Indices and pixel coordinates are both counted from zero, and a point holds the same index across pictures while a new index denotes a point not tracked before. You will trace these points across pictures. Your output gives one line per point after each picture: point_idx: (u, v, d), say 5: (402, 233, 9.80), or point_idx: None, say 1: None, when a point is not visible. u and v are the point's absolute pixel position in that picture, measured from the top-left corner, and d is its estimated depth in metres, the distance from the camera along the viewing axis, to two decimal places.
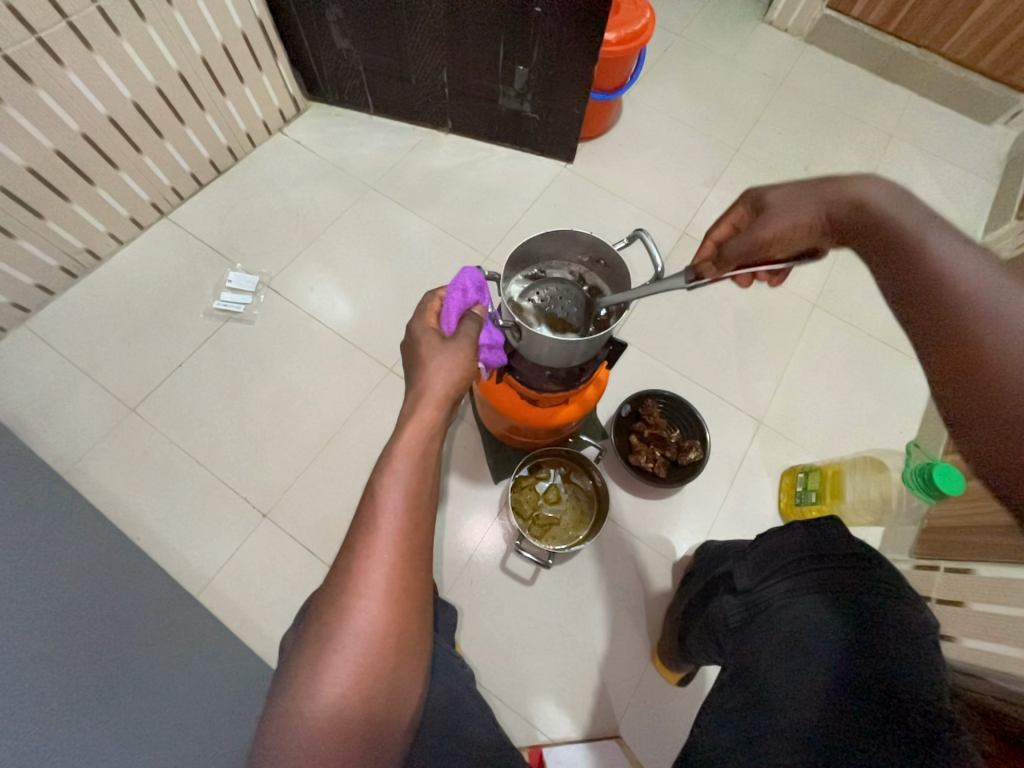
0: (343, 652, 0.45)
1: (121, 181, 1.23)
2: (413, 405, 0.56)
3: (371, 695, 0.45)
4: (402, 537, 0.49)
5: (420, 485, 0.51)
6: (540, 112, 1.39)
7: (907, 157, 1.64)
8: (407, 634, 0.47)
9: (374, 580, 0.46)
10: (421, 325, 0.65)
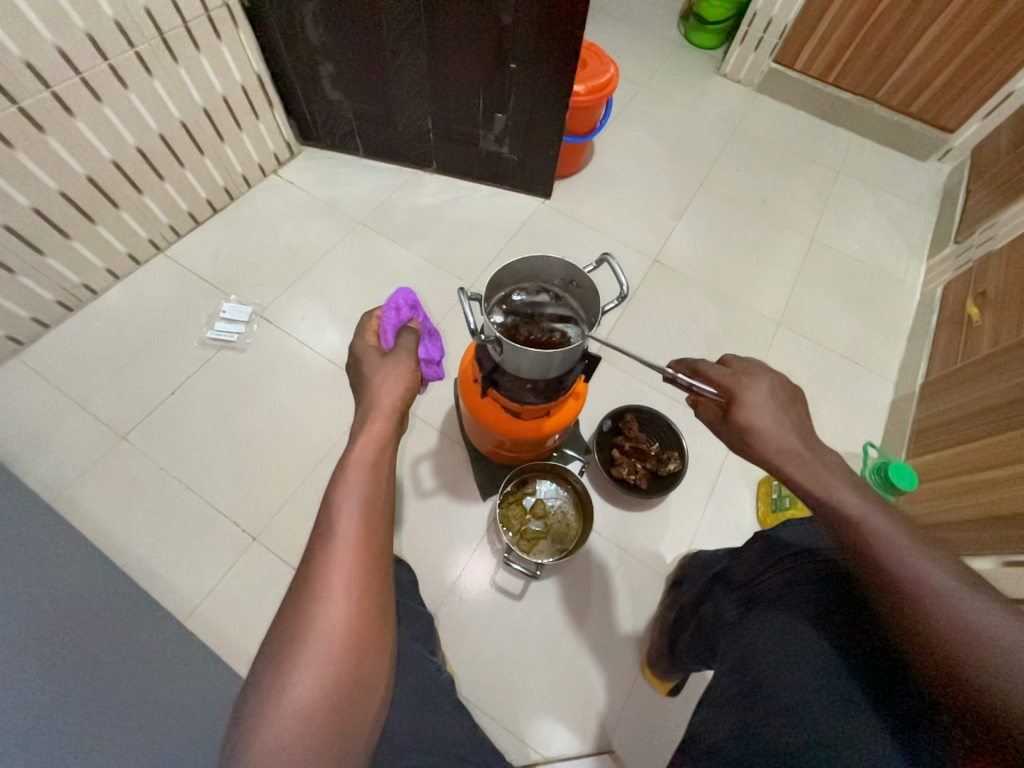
0: (307, 654, 0.45)
1: (121, 219, 1.29)
2: (364, 417, 0.62)
3: (338, 699, 0.44)
4: (361, 536, 0.50)
5: (374, 488, 0.55)
6: (518, 154, 1.51)
7: (853, 190, 1.80)
8: (371, 633, 0.48)
9: (336, 583, 0.47)
10: (362, 343, 0.73)
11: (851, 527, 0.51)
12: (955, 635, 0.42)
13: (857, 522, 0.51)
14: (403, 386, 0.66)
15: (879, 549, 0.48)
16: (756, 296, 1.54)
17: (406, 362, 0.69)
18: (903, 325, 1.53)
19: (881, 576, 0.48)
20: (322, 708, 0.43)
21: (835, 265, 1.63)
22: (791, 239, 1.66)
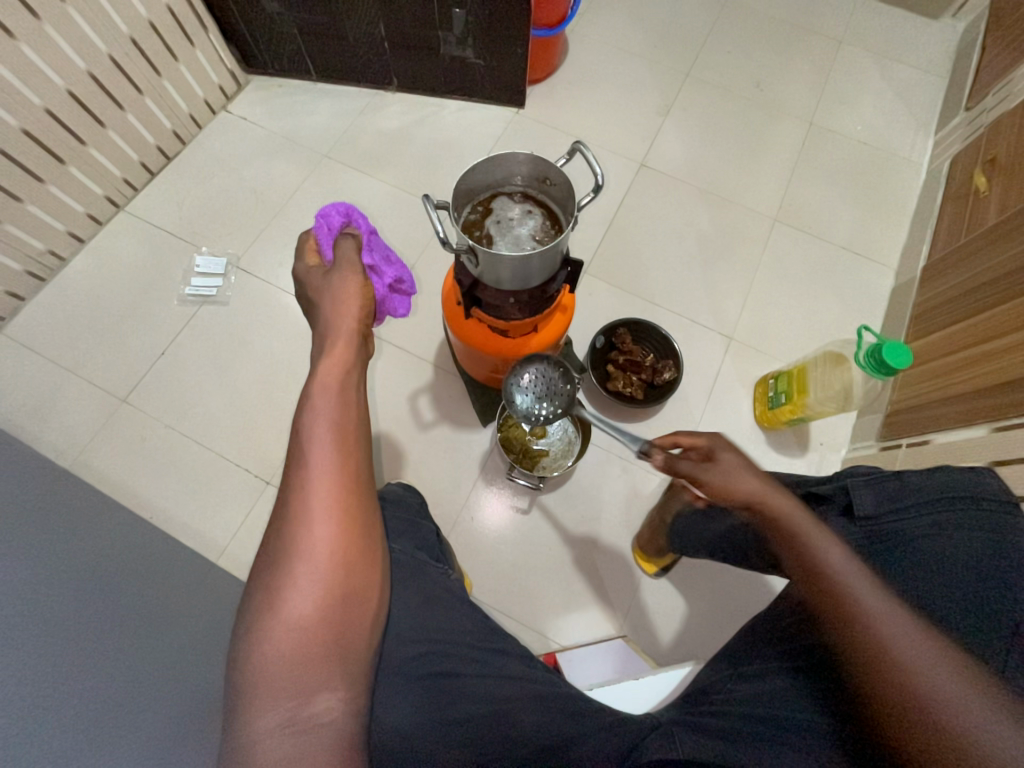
0: (300, 570, 0.50)
1: (71, 176, 1.21)
2: (324, 346, 0.62)
3: (333, 609, 0.50)
4: (337, 458, 0.54)
5: (343, 416, 0.56)
6: (484, 57, 1.37)
7: (857, 62, 1.63)
8: (357, 549, 0.53)
9: (316, 506, 0.51)
10: (304, 265, 0.72)
11: (842, 597, 0.49)
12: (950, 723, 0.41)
13: (847, 590, 0.49)
14: (356, 310, 0.64)
15: (872, 624, 0.46)
16: (751, 192, 1.46)
17: (353, 281, 0.67)
18: (907, 208, 1.46)
19: (888, 664, 0.44)
20: (320, 619, 0.49)
21: (835, 150, 1.52)
22: (788, 126, 1.54)
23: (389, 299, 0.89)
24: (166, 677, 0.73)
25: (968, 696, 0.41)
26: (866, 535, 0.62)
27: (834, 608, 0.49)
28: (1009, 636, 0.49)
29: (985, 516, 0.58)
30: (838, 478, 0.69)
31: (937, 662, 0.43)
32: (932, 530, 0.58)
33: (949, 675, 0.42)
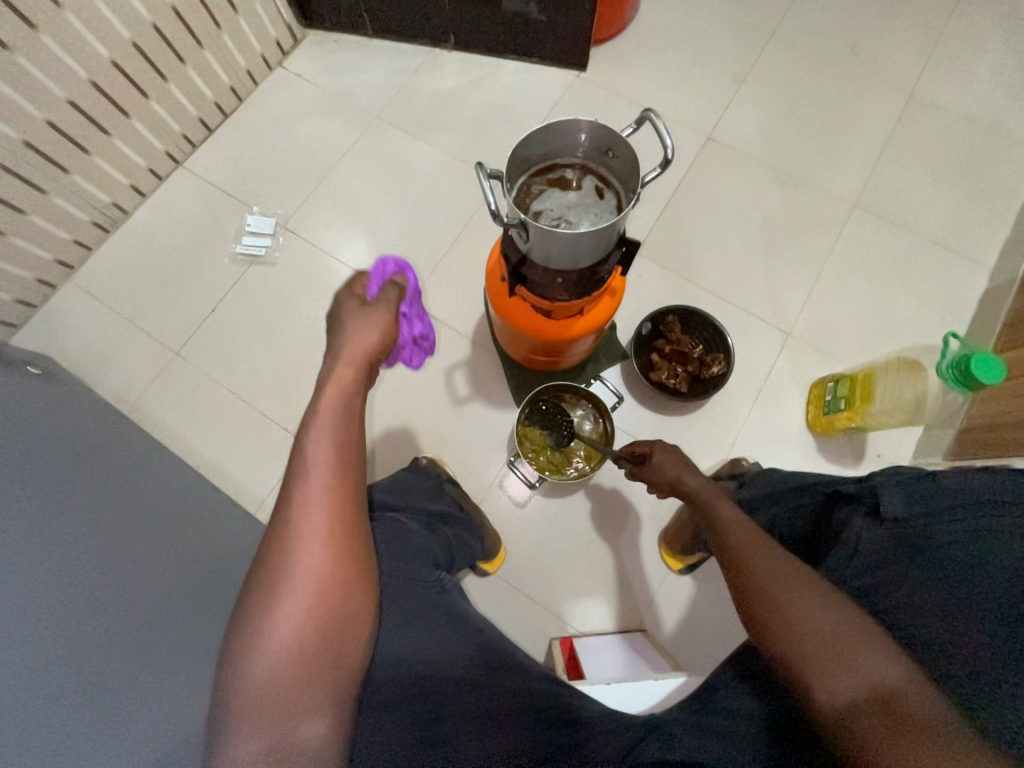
0: (297, 588, 0.50)
1: (134, 130, 1.24)
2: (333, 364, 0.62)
3: (324, 629, 0.50)
4: (335, 477, 0.54)
5: (346, 436, 0.57)
6: (547, 13, 1.28)
7: (974, 25, 1.42)
8: (352, 570, 0.53)
9: (314, 528, 0.52)
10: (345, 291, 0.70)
11: (744, 555, 0.60)
12: (816, 644, 0.49)
13: (746, 548, 0.61)
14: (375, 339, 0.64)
15: (764, 572, 0.56)
16: (830, 173, 1.32)
17: (382, 311, 0.67)
18: (1015, 201, 1.28)
19: (769, 600, 0.54)
20: (311, 633, 0.50)
21: (935, 129, 1.34)
22: (882, 99, 1.37)
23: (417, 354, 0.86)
24: (203, 620, 0.77)
25: (829, 619, 0.50)
26: (890, 535, 0.59)
27: (738, 563, 0.60)
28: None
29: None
30: (870, 480, 0.68)
31: (812, 593, 0.52)
32: (967, 535, 0.55)
33: (819, 604, 0.51)
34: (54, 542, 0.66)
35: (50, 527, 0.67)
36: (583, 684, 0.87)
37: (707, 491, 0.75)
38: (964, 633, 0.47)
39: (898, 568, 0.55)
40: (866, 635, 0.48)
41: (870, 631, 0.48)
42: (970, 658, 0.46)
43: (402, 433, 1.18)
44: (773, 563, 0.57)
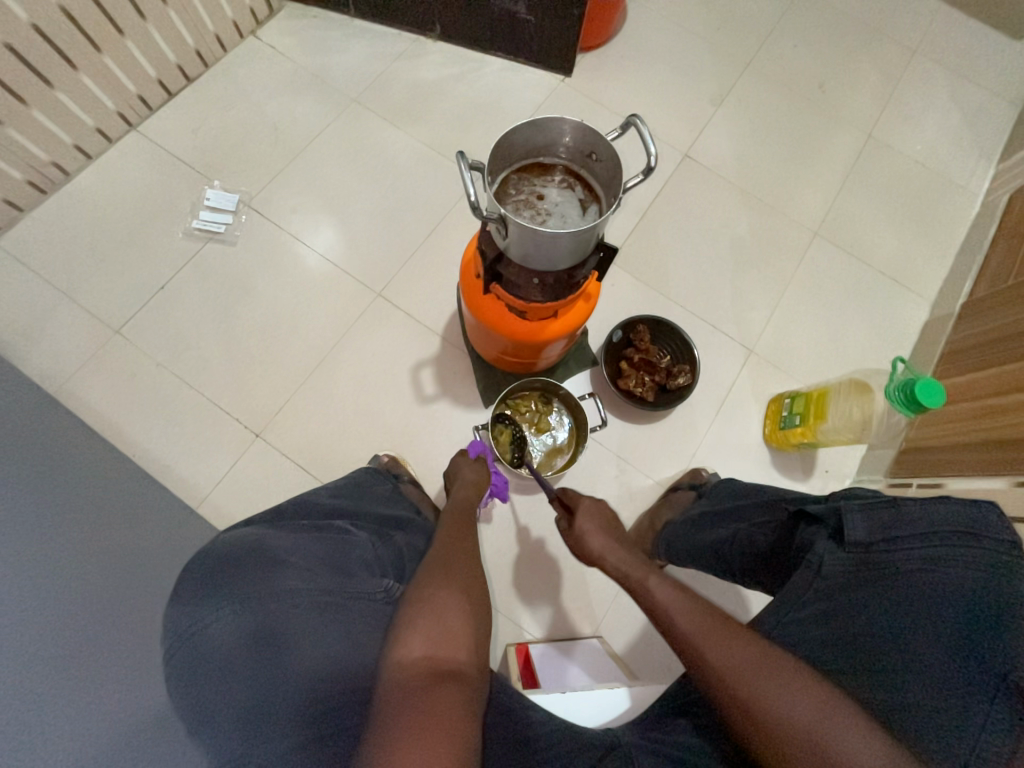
0: (419, 613, 0.56)
1: (82, 85, 1.13)
2: (451, 504, 0.87)
3: (463, 633, 0.56)
4: (461, 550, 0.70)
5: (464, 533, 0.76)
6: (535, 14, 1.28)
7: (929, 76, 1.53)
8: (473, 600, 0.60)
9: (436, 574, 0.63)
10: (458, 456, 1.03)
11: (702, 641, 0.55)
12: (805, 746, 0.47)
13: (701, 630, 0.56)
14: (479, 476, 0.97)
15: (727, 665, 0.53)
16: (795, 200, 1.38)
17: (482, 470, 0.99)
18: (955, 240, 1.38)
19: (740, 700, 0.51)
20: (458, 629, 0.56)
21: (889, 167, 1.44)
22: (844, 135, 1.45)
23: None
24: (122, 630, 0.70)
25: (800, 703, 0.49)
26: (853, 559, 0.59)
27: (701, 669, 0.54)
28: (971, 654, 0.50)
29: (987, 554, 0.54)
30: (834, 502, 0.67)
31: (777, 681, 0.51)
32: (928, 564, 0.55)
33: (785, 692, 0.50)
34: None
35: None
36: (534, 696, 0.85)
37: (632, 564, 0.70)
38: (922, 653, 0.51)
39: (858, 595, 0.57)
40: (837, 717, 0.48)
41: (837, 708, 0.48)
42: (927, 689, 0.49)
43: (363, 428, 1.14)
44: (729, 645, 0.54)
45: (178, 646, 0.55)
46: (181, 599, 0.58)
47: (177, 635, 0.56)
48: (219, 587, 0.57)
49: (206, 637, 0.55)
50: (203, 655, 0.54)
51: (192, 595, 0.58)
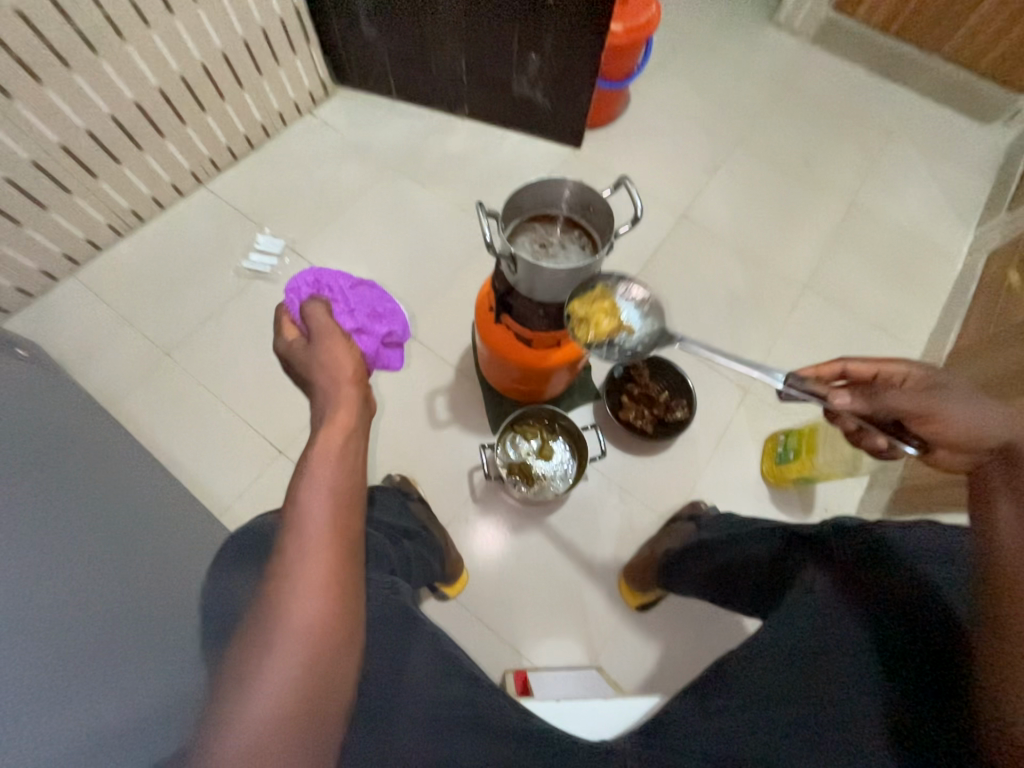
0: (280, 647, 0.42)
1: (166, 149, 1.35)
2: (325, 414, 0.59)
3: (322, 687, 0.43)
4: (335, 519, 0.49)
5: (344, 482, 0.52)
6: (550, 99, 1.49)
7: (905, 153, 1.70)
8: (342, 617, 0.45)
9: (310, 580, 0.45)
10: (285, 341, 0.69)
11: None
12: None
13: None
14: (350, 367, 0.64)
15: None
16: (786, 256, 1.51)
17: (337, 352, 0.65)
18: (940, 295, 1.48)
19: None
20: (308, 682, 0.42)
21: (872, 229, 1.57)
22: (829, 201, 1.60)
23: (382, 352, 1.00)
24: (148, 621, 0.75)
25: None
26: (842, 578, 0.62)
27: None
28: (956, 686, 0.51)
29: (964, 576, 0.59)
30: (826, 528, 0.71)
31: None
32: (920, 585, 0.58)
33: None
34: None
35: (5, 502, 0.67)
36: (527, 702, 0.85)
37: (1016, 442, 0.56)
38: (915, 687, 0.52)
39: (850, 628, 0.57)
40: None
41: None
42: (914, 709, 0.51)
43: (378, 450, 1.22)
44: None
45: (210, 607, 0.61)
46: (219, 566, 0.65)
47: (213, 598, 0.62)
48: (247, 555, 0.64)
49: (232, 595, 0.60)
50: (226, 613, 0.58)
51: (229, 563, 0.64)
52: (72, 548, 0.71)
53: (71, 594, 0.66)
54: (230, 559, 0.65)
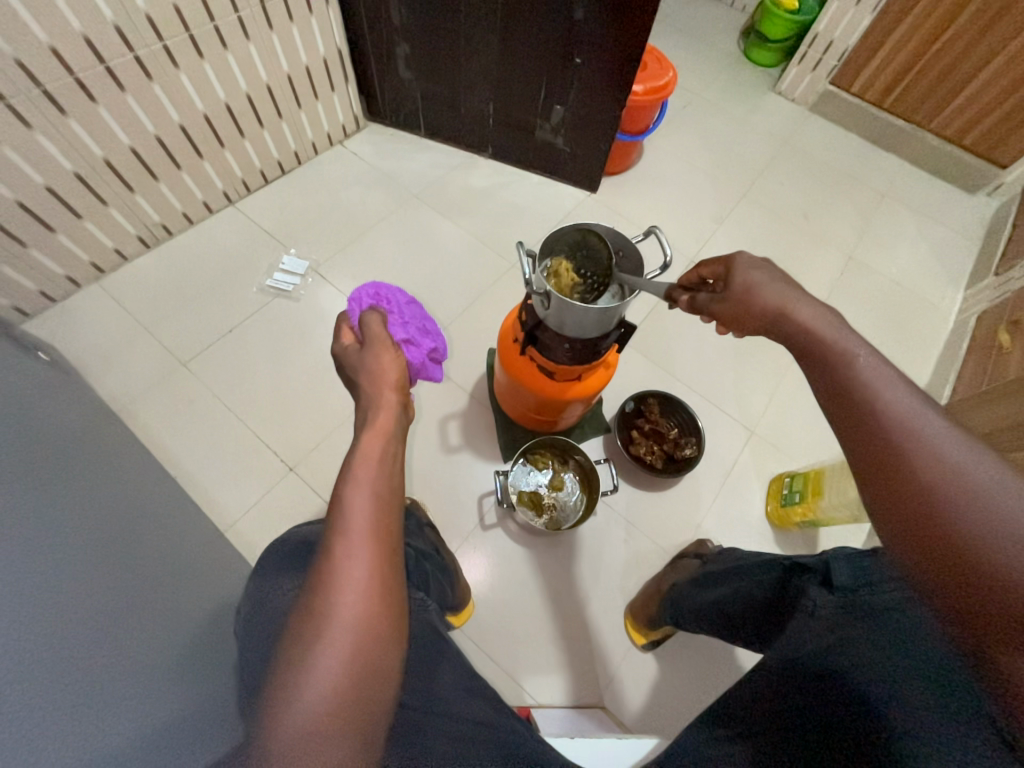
0: (330, 644, 0.45)
1: (202, 168, 1.40)
2: (366, 418, 0.62)
3: (363, 685, 0.45)
4: (374, 520, 0.52)
5: (384, 485, 0.55)
6: (571, 146, 1.59)
7: (898, 215, 1.82)
8: (388, 618, 0.49)
9: (354, 581, 0.48)
10: (339, 344, 0.75)
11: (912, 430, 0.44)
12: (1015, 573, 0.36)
13: (911, 421, 0.45)
14: (394, 376, 0.67)
15: (930, 458, 0.42)
16: None
17: (385, 356, 0.69)
18: (933, 349, 1.55)
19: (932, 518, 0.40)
20: (351, 674, 0.45)
21: (869, 284, 1.65)
22: (829, 255, 1.69)
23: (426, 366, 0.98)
24: (157, 637, 0.73)
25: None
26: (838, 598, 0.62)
27: (874, 451, 0.46)
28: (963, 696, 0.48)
29: None
30: (824, 555, 0.73)
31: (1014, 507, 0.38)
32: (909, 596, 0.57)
33: (1010, 487, 0.39)
34: (26, 524, 0.64)
35: (26, 507, 0.66)
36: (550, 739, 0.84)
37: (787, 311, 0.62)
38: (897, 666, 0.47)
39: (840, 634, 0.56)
40: None
41: None
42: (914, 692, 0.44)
43: None
44: (962, 446, 0.42)
45: (258, 605, 0.65)
46: (267, 570, 0.70)
47: (258, 598, 0.66)
48: (292, 562, 0.68)
49: (275, 599, 0.63)
50: (269, 613, 0.62)
51: (274, 570, 0.69)
52: (96, 554, 0.72)
53: (90, 601, 0.66)
54: (276, 565, 0.71)
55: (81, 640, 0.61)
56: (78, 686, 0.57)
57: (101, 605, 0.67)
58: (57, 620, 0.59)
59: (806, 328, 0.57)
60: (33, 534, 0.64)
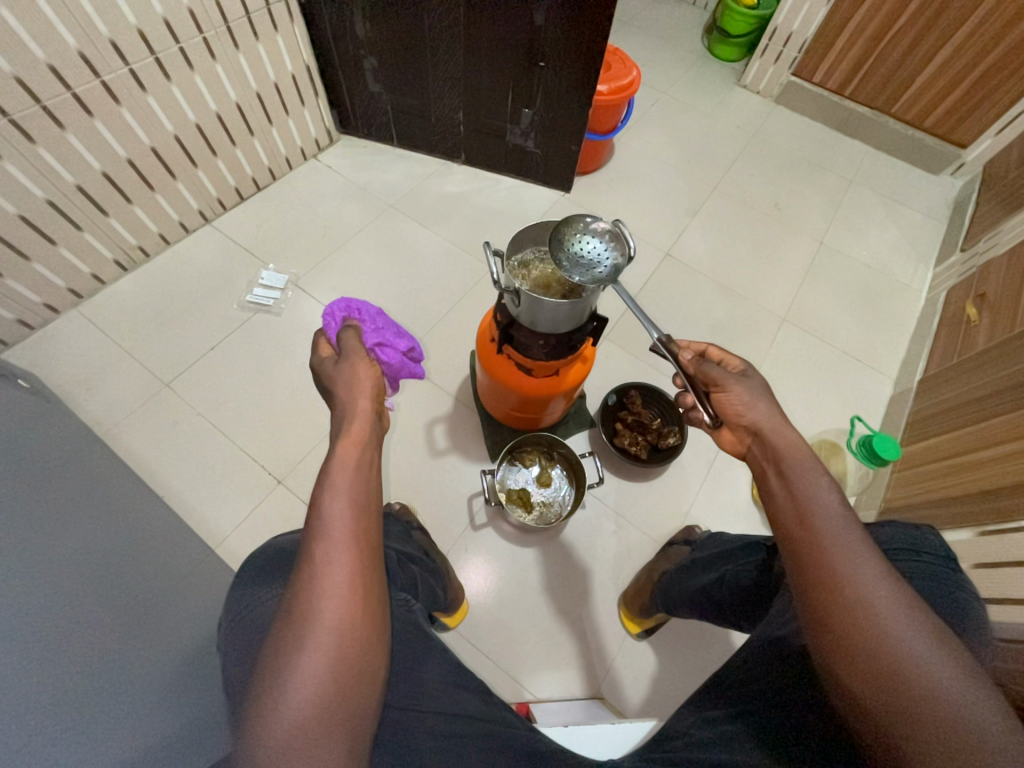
0: (313, 649, 0.46)
1: (176, 189, 1.41)
2: (342, 426, 0.63)
3: (348, 688, 0.46)
4: (354, 528, 0.53)
5: (362, 490, 0.56)
6: (542, 148, 1.61)
7: (865, 198, 1.86)
8: (370, 620, 0.49)
9: (334, 585, 0.49)
10: (317, 355, 0.76)
11: (868, 608, 0.46)
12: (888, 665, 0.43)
13: (838, 532, 0.51)
14: (370, 383, 0.68)
15: (870, 607, 0.46)
16: (763, 290, 1.61)
17: (361, 364, 0.71)
18: (906, 327, 1.58)
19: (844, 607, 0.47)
20: (333, 684, 0.45)
21: (841, 267, 1.69)
22: (800, 241, 1.73)
23: (406, 366, 1.01)
24: (147, 654, 0.73)
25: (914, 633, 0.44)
26: None
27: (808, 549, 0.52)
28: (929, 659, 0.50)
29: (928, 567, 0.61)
30: None
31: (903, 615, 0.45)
32: None
33: (903, 600, 0.46)
34: (9, 549, 0.65)
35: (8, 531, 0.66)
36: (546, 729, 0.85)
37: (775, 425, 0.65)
38: None
39: None
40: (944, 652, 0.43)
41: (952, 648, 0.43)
42: None
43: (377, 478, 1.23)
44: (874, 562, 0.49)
45: (238, 618, 0.64)
46: (250, 581, 0.70)
47: (239, 608, 0.66)
48: (274, 571, 0.68)
49: (258, 609, 0.63)
50: (253, 623, 0.62)
51: (255, 579, 0.69)
52: (82, 574, 0.72)
53: (77, 621, 0.66)
54: (256, 577, 0.70)
55: (62, 660, 0.60)
56: (48, 709, 0.56)
57: (86, 625, 0.66)
58: (41, 642, 0.59)
59: (790, 446, 0.61)
60: (15, 557, 0.65)
